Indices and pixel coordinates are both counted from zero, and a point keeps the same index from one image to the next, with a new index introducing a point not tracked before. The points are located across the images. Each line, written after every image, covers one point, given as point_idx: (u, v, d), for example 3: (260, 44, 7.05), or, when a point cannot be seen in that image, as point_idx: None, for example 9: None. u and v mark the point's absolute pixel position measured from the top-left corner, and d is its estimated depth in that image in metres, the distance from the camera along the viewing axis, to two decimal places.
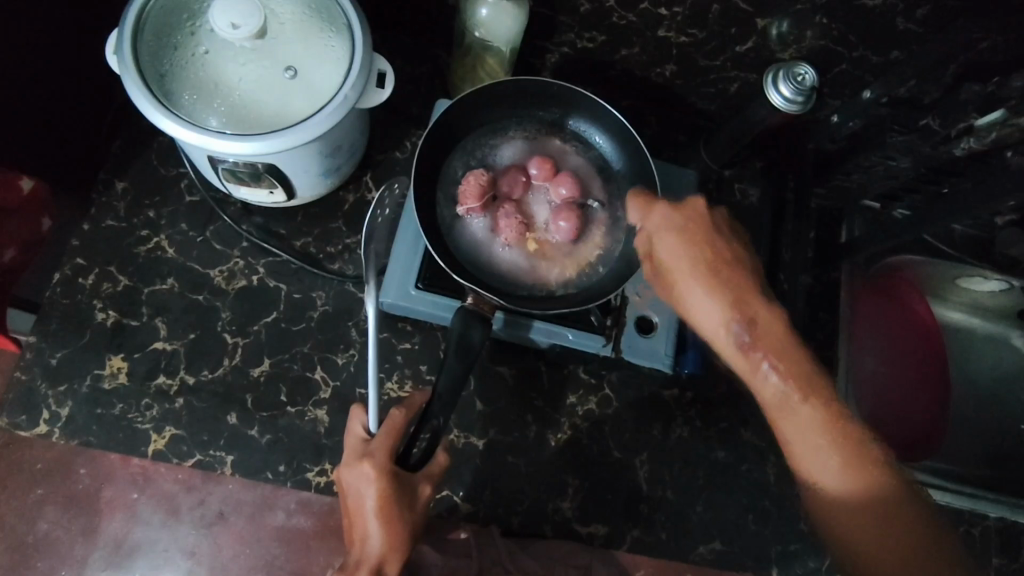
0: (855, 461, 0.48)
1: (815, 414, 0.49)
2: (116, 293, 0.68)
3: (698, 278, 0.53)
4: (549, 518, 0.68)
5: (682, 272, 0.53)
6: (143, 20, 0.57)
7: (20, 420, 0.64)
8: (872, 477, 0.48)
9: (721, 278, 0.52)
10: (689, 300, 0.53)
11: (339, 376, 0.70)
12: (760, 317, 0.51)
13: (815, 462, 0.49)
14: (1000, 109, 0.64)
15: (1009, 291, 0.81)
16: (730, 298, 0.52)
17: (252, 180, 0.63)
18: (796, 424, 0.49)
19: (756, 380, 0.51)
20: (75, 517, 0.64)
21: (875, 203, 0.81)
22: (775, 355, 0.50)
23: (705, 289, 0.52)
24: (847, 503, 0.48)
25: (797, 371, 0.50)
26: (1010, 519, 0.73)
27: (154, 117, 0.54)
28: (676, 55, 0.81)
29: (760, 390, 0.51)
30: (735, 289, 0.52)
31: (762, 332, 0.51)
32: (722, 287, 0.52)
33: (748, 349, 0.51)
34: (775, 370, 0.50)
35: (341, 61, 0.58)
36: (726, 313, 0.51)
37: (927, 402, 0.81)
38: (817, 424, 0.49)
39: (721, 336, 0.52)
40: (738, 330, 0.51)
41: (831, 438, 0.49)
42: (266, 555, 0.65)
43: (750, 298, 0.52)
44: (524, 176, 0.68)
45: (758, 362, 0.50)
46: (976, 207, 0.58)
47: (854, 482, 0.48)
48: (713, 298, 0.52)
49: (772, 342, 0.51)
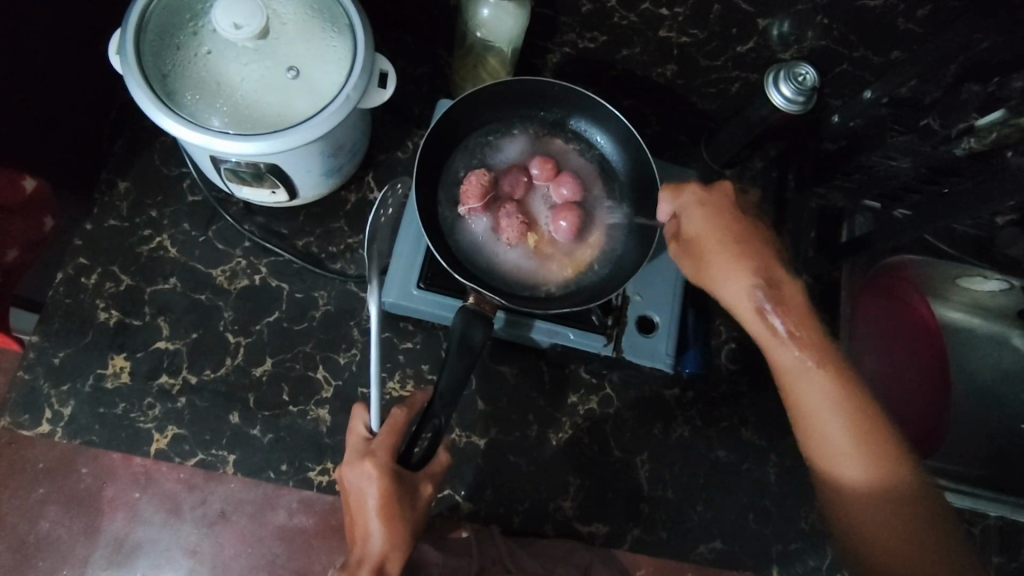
0: (867, 435, 0.49)
1: (829, 383, 0.50)
2: (117, 293, 0.69)
3: (722, 246, 0.55)
4: (550, 517, 0.68)
5: (709, 242, 0.55)
6: (146, 20, 0.57)
7: (22, 420, 0.64)
8: (881, 449, 0.49)
9: (745, 250, 0.55)
10: (711, 266, 0.55)
11: (340, 375, 0.70)
12: (783, 287, 0.54)
13: (827, 428, 0.50)
14: (1001, 109, 0.65)
15: (1009, 291, 0.81)
16: (755, 266, 0.54)
17: (254, 180, 0.64)
18: (808, 390, 0.51)
19: (774, 346, 0.52)
20: (77, 517, 0.64)
21: (876, 203, 0.82)
22: (795, 323, 0.52)
23: (731, 258, 0.54)
24: (854, 471, 0.49)
25: (815, 342, 0.52)
26: (1010, 519, 0.73)
27: (157, 117, 0.54)
28: (677, 55, 0.79)
29: (777, 357, 0.53)
30: (759, 261, 0.54)
31: (784, 300, 0.53)
32: (746, 259, 0.54)
33: (768, 314, 0.52)
34: (794, 338, 0.52)
35: (343, 61, 0.58)
36: (750, 281, 0.53)
37: (925, 402, 0.81)
38: (829, 394, 0.50)
39: (741, 300, 0.53)
40: (760, 295, 0.53)
41: (843, 407, 0.50)
42: (268, 555, 0.66)
43: (772, 270, 0.54)
44: (525, 177, 0.69)
45: (776, 326, 0.52)
46: (976, 207, 0.58)
47: (867, 457, 0.49)
48: (738, 266, 0.54)
49: (792, 311, 0.53)
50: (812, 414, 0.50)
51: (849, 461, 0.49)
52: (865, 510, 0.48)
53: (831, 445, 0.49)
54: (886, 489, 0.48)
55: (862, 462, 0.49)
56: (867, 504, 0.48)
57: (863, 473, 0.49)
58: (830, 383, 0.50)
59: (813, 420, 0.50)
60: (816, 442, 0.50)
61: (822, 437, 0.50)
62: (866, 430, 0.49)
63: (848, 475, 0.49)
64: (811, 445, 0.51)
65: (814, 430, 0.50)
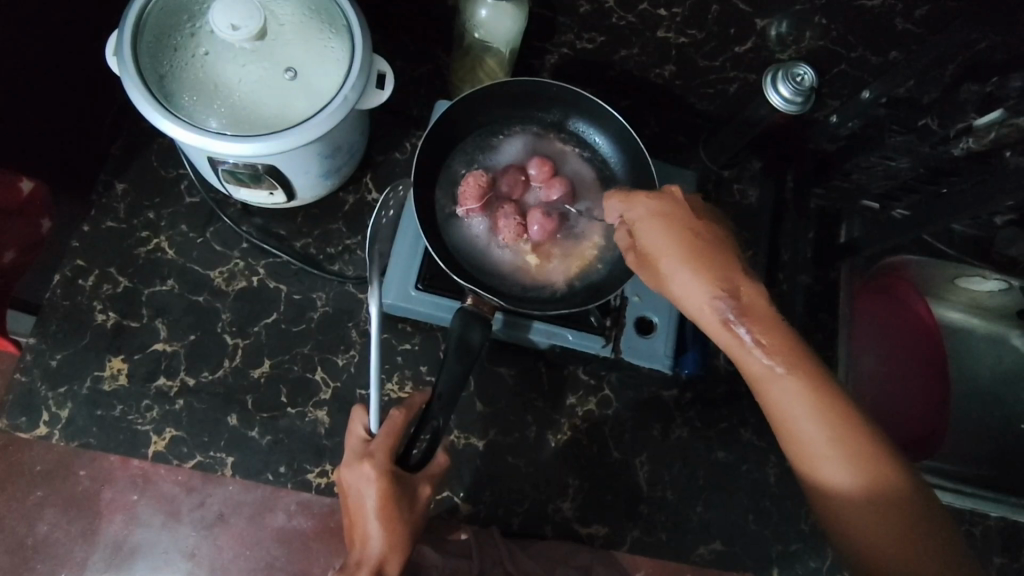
0: (852, 438, 0.45)
1: (804, 391, 0.46)
2: (116, 294, 0.68)
3: (677, 256, 0.52)
4: (550, 518, 0.68)
5: (665, 253, 0.52)
6: (143, 21, 0.57)
7: (20, 422, 0.64)
8: (871, 457, 0.45)
9: (703, 256, 0.51)
10: (670, 277, 0.52)
11: (339, 376, 0.69)
12: (744, 292, 0.50)
13: (809, 440, 0.46)
14: (1000, 109, 0.66)
15: (1008, 291, 0.81)
16: (714, 274, 0.51)
17: (252, 181, 0.63)
18: (783, 401, 0.47)
19: (742, 356, 0.49)
20: (74, 519, 0.64)
21: (875, 203, 0.81)
22: (760, 330, 0.48)
23: (686, 266, 0.51)
24: (845, 485, 0.45)
25: (786, 348, 0.48)
26: (1010, 519, 0.73)
27: (155, 119, 0.54)
28: (676, 56, 0.82)
29: (745, 364, 0.49)
30: (716, 266, 0.51)
31: (746, 306, 0.49)
32: (702, 264, 0.51)
33: (732, 325, 0.49)
34: (760, 346, 0.48)
35: (341, 62, 0.58)
36: (709, 287, 0.50)
37: (926, 403, 0.80)
38: (804, 398, 0.46)
39: (703, 312, 0.50)
40: (721, 303, 0.49)
41: (823, 415, 0.46)
42: (266, 557, 0.65)
43: (732, 273, 0.51)
44: (522, 176, 0.68)
45: (741, 336, 0.48)
46: (976, 207, 0.58)
47: (855, 461, 0.45)
48: (695, 275, 0.51)
49: (757, 317, 0.49)
50: (792, 427, 0.46)
51: (838, 472, 0.45)
52: (862, 523, 0.44)
53: (817, 457, 0.45)
54: (879, 500, 0.44)
55: (851, 473, 0.45)
56: (862, 517, 0.44)
57: (854, 486, 0.45)
58: (807, 391, 0.46)
59: (793, 432, 0.46)
60: (801, 455, 0.46)
61: (806, 450, 0.46)
62: (852, 438, 0.45)
63: (838, 491, 0.45)
64: (797, 461, 0.47)
65: (796, 444, 0.46)
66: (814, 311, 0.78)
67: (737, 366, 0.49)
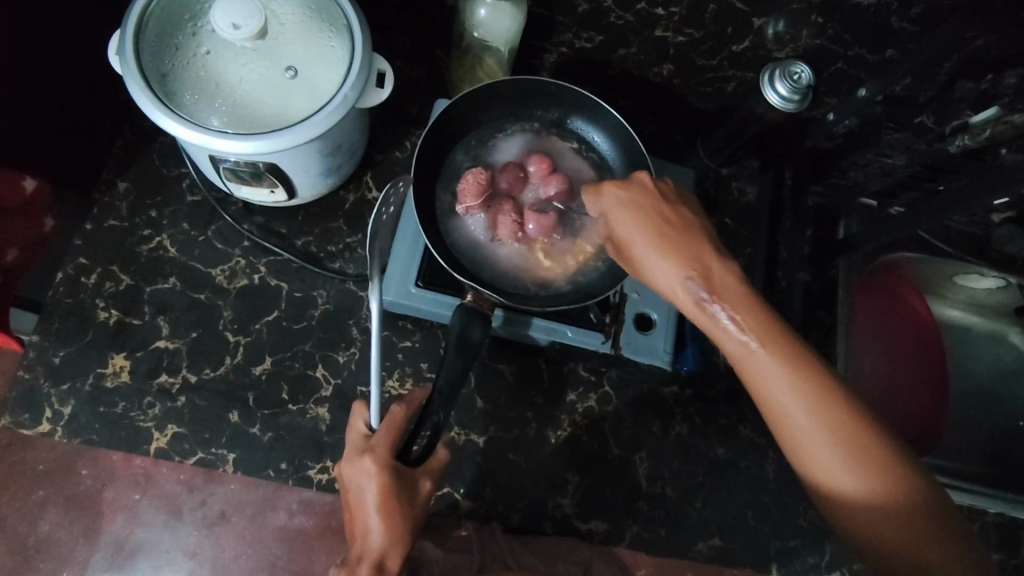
0: (832, 408, 0.46)
1: (781, 366, 0.47)
2: (118, 292, 0.69)
3: (650, 242, 0.53)
4: (550, 515, 0.69)
5: (639, 240, 0.54)
6: (145, 21, 0.57)
7: (23, 420, 0.64)
8: (853, 430, 0.45)
9: (675, 241, 0.53)
10: (645, 263, 0.53)
11: (340, 374, 0.70)
12: (717, 273, 0.51)
13: (790, 415, 0.46)
14: (994, 106, 0.69)
15: (1006, 288, 0.82)
16: (685, 257, 0.52)
17: (253, 180, 0.64)
18: (761, 377, 0.47)
19: (720, 337, 0.49)
20: (76, 518, 0.64)
21: (872, 201, 0.81)
22: (735, 308, 0.49)
23: (659, 251, 0.52)
24: (828, 460, 0.45)
25: (760, 324, 0.48)
26: (1009, 514, 0.73)
27: (157, 118, 0.54)
28: (674, 55, 0.82)
29: (723, 345, 0.49)
30: (689, 249, 0.52)
31: (718, 287, 0.50)
32: (675, 248, 0.52)
33: (706, 306, 0.50)
34: (735, 324, 0.49)
35: (341, 61, 0.59)
36: (681, 269, 0.51)
37: (926, 398, 0.81)
38: (782, 373, 0.47)
39: (678, 294, 0.51)
40: (694, 286, 0.50)
41: (801, 390, 0.46)
42: (268, 555, 0.65)
43: (705, 255, 0.52)
44: (521, 172, 0.69)
45: (716, 316, 0.49)
46: (972, 200, 0.58)
47: (838, 432, 0.45)
48: (667, 258, 0.52)
49: (730, 296, 0.50)
50: (774, 403, 0.47)
51: (821, 447, 0.45)
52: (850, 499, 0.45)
53: (800, 432, 0.46)
54: (864, 474, 0.44)
55: (834, 447, 0.45)
56: (847, 492, 0.45)
57: (837, 460, 0.45)
58: (784, 365, 0.47)
59: (774, 408, 0.47)
60: (783, 432, 0.47)
61: (787, 426, 0.46)
62: (832, 411, 0.45)
63: (823, 467, 0.45)
64: (783, 438, 0.47)
65: (779, 421, 0.47)
66: (812, 308, 0.78)
67: (717, 347, 0.50)
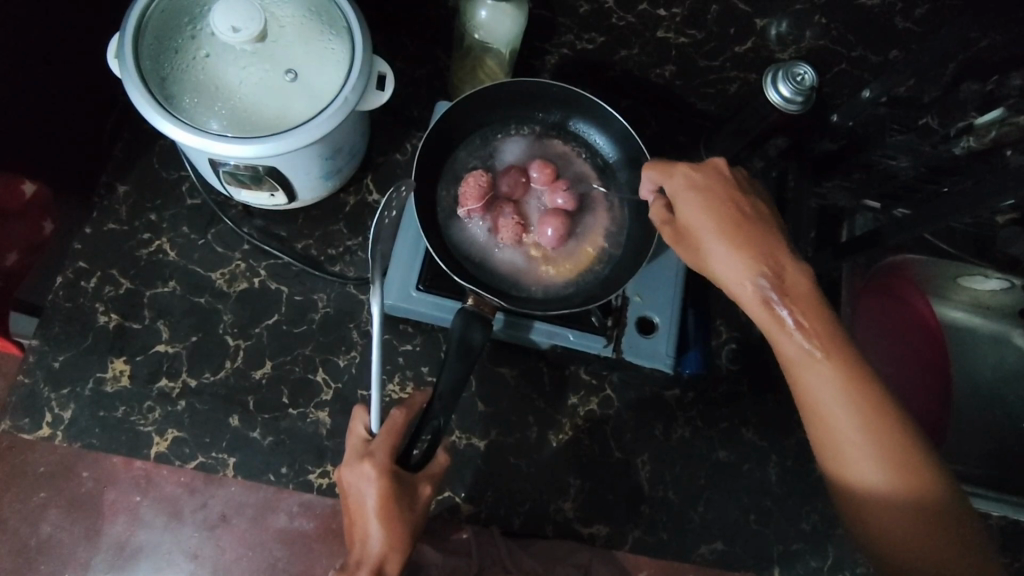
0: (877, 424, 0.46)
1: (839, 375, 0.47)
2: (117, 295, 0.69)
3: (720, 232, 0.52)
4: (551, 518, 0.68)
5: (708, 229, 0.52)
6: (143, 24, 0.57)
7: (22, 423, 0.64)
8: (900, 447, 0.45)
9: (747, 233, 0.52)
10: (710, 254, 0.52)
11: (340, 377, 0.70)
12: (787, 272, 0.50)
13: (837, 424, 0.46)
14: (1000, 108, 0.67)
15: (1011, 290, 0.82)
16: (757, 253, 0.51)
17: (253, 183, 0.64)
18: (816, 383, 0.47)
19: (779, 337, 0.49)
20: (77, 521, 0.64)
21: (876, 204, 0.80)
22: (801, 311, 0.49)
23: (729, 245, 0.51)
24: (870, 473, 0.45)
25: (824, 331, 0.48)
26: (1012, 518, 0.72)
27: (156, 122, 0.54)
28: (676, 56, 0.82)
29: (781, 345, 0.49)
30: (761, 245, 0.51)
31: (789, 287, 0.50)
32: (746, 244, 0.51)
33: (773, 305, 0.49)
34: (799, 328, 0.48)
35: (341, 63, 0.58)
36: (750, 266, 0.50)
37: (928, 400, 0.81)
38: (836, 383, 0.47)
39: (743, 290, 0.50)
40: (763, 283, 0.49)
41: (855, 401, 0.46)
42: (269, 557, 0.65)
43: (777, 254, 0.51)
44: (524, 177, 0.68)
45: (782, 317, 0.49)
46: (976, 206, 0.57)
47: (880, 448, 0.45)
48: (737, 252, 0.51)
49: (799, 299, 0.49)
50: (820, 410, 0.47)
51: (864, 458, 0.45)
52: (883, 511, 0.45)
53: (845, 441, 0.46)
54: (907, 490, 0.44)
55: (878, 460, 0.45)
56: (883, 506, 0.45)
57: (879, 474, 0.45)
58: (841, 375, 0.47)
59: (823, 415, 0.47)
60: (826, 439, 0.47)
61: (834, 434, 0.46)
62: (878, 425, 0.45)
63: (863, 477, 0.45)
64: (822, 444, 0.47)
65: (823, 427, 0.47)
66: None
67: (772, 346, 0.50)
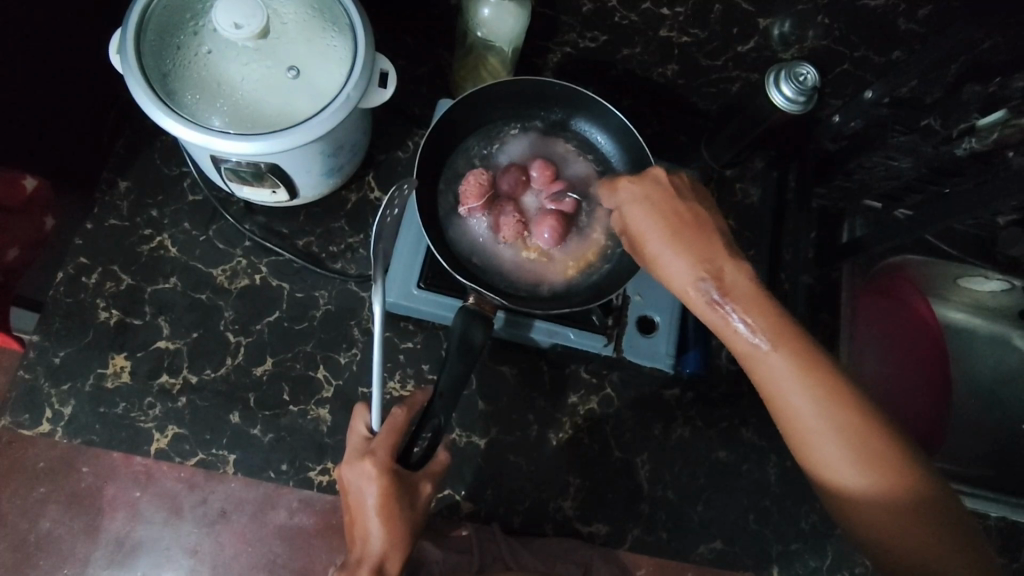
0: (837, 412, 0.45)
1: (795, 369, 0.47)
2: (118, 292, 0.69)
3: (664, 240, 0.52)
4: (550, 517, 0.68)
5: (652, 237, 0.53)
6: (146, 20, 0.57)
7: (23, 420, 0.64)
8: (866, 433, 0.45)
9: (687, 236, 0.52)
10: (659, 261, 0.53)
11: (341, 375, 0.70)
12: (731, 273, 0.51)
13: (802, 420, 0.46)
14: (1002, 109, 0.66)
15: (1011, 292, 0.81)
16: (700, 256, 0.51)
17: (254, 180, 0.64)
18: (774, 379, 0.47)
19: (731, 338, 0.49)
20: (76, 516, 0.64)
21: (876, 204, 0.81)
22: (749, 309, 0.49)
23: (674, 251, 0.52)
24: (841, 466, 0.45)
25: (774, 326, 0.48)
26: (1011, 519, 0.73)
27: (159, 118, 0.54)
28: (677, 56, 0.82)
29: (734, 345, 0.50)
30: (700, 247, 0.52)
31: (733, 286, 0.50)
32: (689, 249, 0.52)
33: (720, 306, 0.50)
34: (747, 326, 0.49)
35: (344, 61, 0.58)
36: (694, 270, 0.51)
37: (927, 402, 0.80)
38: (791, 376, 0.47)
39: (691, 295, 0.51)
40: (708, 288, 0.50)
41: (814, 393, 0.46)
42: (268, 554, 0.65)
43: (717, 255, 0.51)
44: (523, 177, 0.68)
45: (729, 318, 0.49)
46: (976, 209, 0.57)
47: (844, 436, 0.45)
48: (681, 255, 0.52)
49: (743, 296, 0.50)
50: (783, 406, 0.47)
51: (831, 452, 0.45)
52: (857, 499, 0.45)
53: (811, 436, 0.46)
54: (879, 479, 0.44)
55: (847, 452, 0.45)
56: (855, 492, 0.45)
57: (851, 467, 0.45)
58: (796, 369, 0.47)
59: (787, 412, 0.47)
60: (796, 438, 0.47)
61: (799, 428, 0.46)
62: (838, 413, 0.45)
63: (837, 472, 0.45)
64: (794, 442, 0.47)
65: (789, 423, 0.47)
66: (814, 310, 0.78)
67: (728, 348, 0.50)
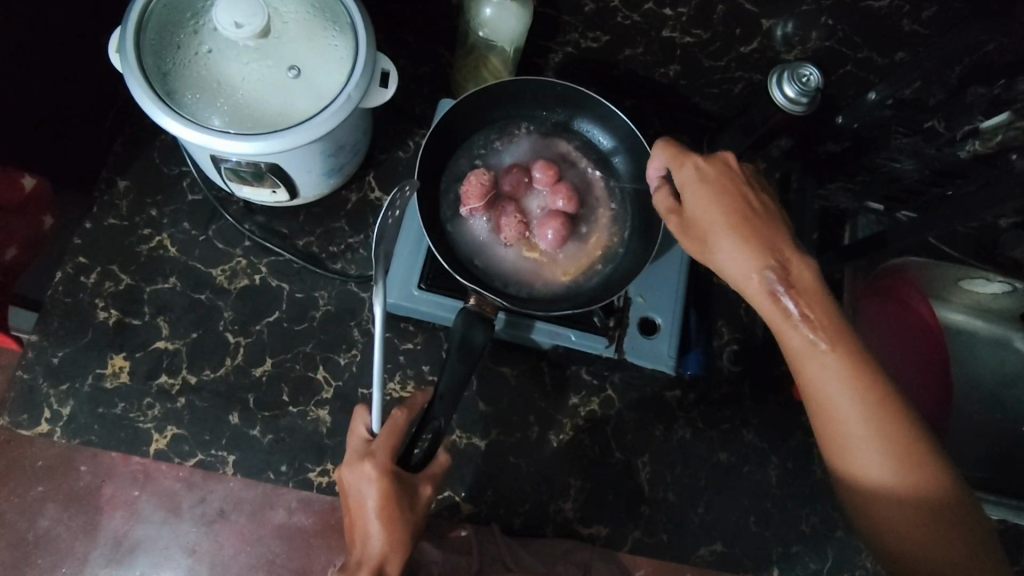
0: (882, 415, 0.45)
1: (845, 369, 0.47)
2: (117, 292, 0.68)
3: (726, 226, 0.51)
4: (551, 519, 0.68)
5: (714, 221, 0.52)
6: (146, 18, 0.56)
7: (21, 419, 0.64)
8: (905, 438, 0.45)
9: (752, 226, 0.51)
10: (715, 245, 0.52)
11: (341, 376, 0.69)
12: (794, 265, 0.50)
13: (843, 417, 0.46)
14: (1006, 112, 0.65)
15: (1012, 293, 0.81)
16: (763, 245, 0.50)
17: (255, 180, 0.63)
18: (822, 377, 0.47)
19: (784, 330, 0.49)
20: (75, 516, 0.63)
21: (879, 206, 0.80)
22: (807, 304, 0.49)
23: (735, 237, 0.51)
24: (876, 467, 0.45)
25: (830, 324, 0.48)
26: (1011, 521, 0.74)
27: (159, 118, 0.54)
28: (680, 56, 0.81)
29: (785, 338, 0.49)
30: (764, 237, 0.51)
31: (795, 280, 0.50)
32: (752, 237, 0.51)
33: (779, 296, 0.49)
34: (805, 320, 0.48)
35: (345, 61, 0.58)
36: (757, 259, 0.50)
37: (928, 402, 0.79)
38: (840, 375, 0.46)
39: (750, 283, 0.50)
40: (770, 277, 0.49)
41: (860, 393, 0.46)
42: (267, 554, 0.65)
43: (782, 247, 0.51)
44: (525, 177, 0.68)
45: (787, 309, 0.49)
46: (979, 211, 0.57)
47: (885, 439, 0.45)
48: (743, 243, 0.51)
49: (804, 291, 0.49)
50: (826, 404, 0.47)
51: (871, 454, 0.45)
52: (886, 505, 0.45)
53: (852, 437, 0.46)
54: (913, 485, 0.44)
55: (885, 455, 0.45)
56: (888, 498, 0.45)
57: (886, 470, 0.45)
58: (845, 369, 0.46)
59: (829, 408, 0.47)
60: (832, 436, 0.47)
61: (841, 428, 0.46)
62: (883, 417, 0.45)
63: (868, 473, 0.45)
64: (828, 438, 0.47)
65: (830, 423, 0.46)
66: None
67: (778, 340, 0.50)
